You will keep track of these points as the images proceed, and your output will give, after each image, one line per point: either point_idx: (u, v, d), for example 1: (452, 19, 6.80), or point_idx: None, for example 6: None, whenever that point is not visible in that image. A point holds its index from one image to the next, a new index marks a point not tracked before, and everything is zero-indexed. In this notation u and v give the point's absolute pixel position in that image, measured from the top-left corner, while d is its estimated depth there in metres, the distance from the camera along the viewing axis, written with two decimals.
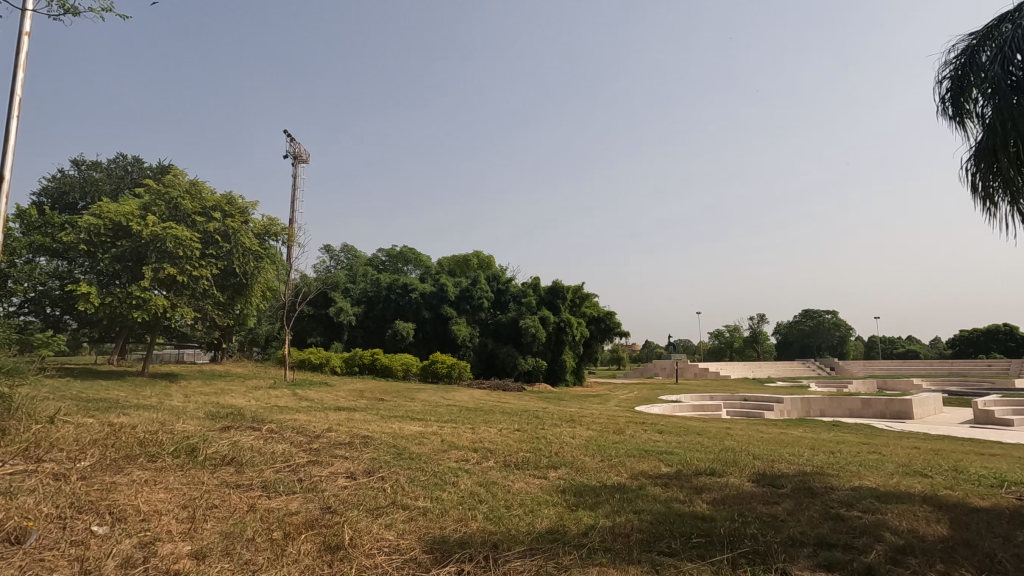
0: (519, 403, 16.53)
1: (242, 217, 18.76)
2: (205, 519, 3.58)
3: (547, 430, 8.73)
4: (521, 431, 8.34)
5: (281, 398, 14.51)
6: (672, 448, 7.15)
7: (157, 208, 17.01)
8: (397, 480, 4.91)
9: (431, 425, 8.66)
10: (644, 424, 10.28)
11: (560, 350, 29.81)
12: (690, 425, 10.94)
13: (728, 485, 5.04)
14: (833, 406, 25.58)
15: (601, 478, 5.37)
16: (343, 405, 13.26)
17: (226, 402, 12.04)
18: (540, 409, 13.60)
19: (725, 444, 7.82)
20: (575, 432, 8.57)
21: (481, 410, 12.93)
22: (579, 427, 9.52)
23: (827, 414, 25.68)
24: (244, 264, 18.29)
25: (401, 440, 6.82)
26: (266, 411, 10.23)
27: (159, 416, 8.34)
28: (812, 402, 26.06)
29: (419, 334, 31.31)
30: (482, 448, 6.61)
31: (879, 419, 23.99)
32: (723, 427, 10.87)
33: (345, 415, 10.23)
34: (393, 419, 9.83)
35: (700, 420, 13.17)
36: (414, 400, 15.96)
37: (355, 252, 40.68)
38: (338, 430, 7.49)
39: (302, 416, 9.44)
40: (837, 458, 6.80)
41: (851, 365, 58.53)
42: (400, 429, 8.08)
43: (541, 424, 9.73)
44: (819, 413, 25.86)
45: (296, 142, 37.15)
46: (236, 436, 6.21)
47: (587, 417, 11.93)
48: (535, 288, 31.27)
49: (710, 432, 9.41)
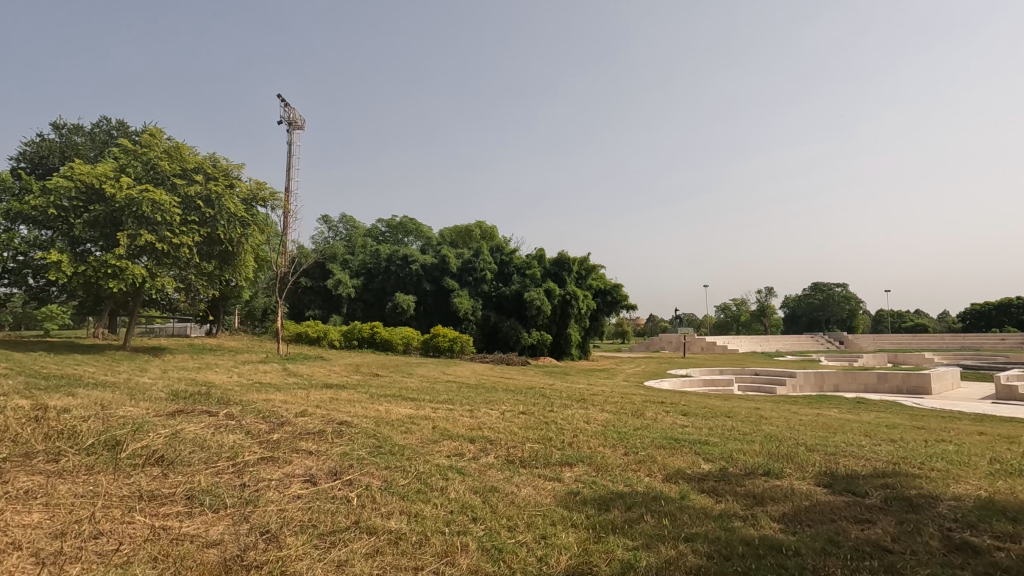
0: (523, 379, 15.49)
1: (226, 180, 17.48)
2: (72, 563, 2.47)
3: (555, 412, 7.63)
4: (527, 413, 7.25)
5: (268, 375, 13.49)
6: (707, 437, 6.02)
7: (133, 169, 15.74)
8: (368, 487, 3.80)
9: (423, 407, 7.57)
10: (664, 404, 9.18)
11: (565, 324, 28.71)
12: (713, 405, 9.88)
13: (794, 491, 3.91)
14: (848, 380, 24.58)
15: (629, 480, 4.25)
16: (333, 382, 12.22)
17: (204, 379, 11.02)
18: (546, 387, 12.54)
19: (764, 430, 6.71)
20: (587, 415, 7.47)
21: (482, 388, 11.88)
22: (591, 408, 8.45)
23: (841, 389, 24.73)
24: (230, 232, 17.11)
25: (383, 427, 5.72)
26: (243, 389, 9.19)
27: (111, 396, 7.26)
28: (826, 377, 25.05)
29: (420, 307, 30.29)
30: (480, 437, 5.51)
31: (897, 394, 23.02)
32: (750, 408, 9.79)
33: (329, 394, 9.17)
34: (382, 399, 8.77)
35: (718, 398, 12.17)
36: (412, 376, 14.96)
37: (354, 222, 39.39)
38: (312, 414, 6.40)
39: (279, 396, 8.37)
40: (907, 449, 5.68)
41: (861, 339, 57.48)
42: (387, 411, 7.00)
43: (548, 405, 8.64)
44: (833, 389, 24.89)
45: (291, 107, 35.54)
46: (181, 424, 5.10)
47: (598, 396, 10.86)
48: (540, 259, 30.04)
49: (739, 415, 8.31)
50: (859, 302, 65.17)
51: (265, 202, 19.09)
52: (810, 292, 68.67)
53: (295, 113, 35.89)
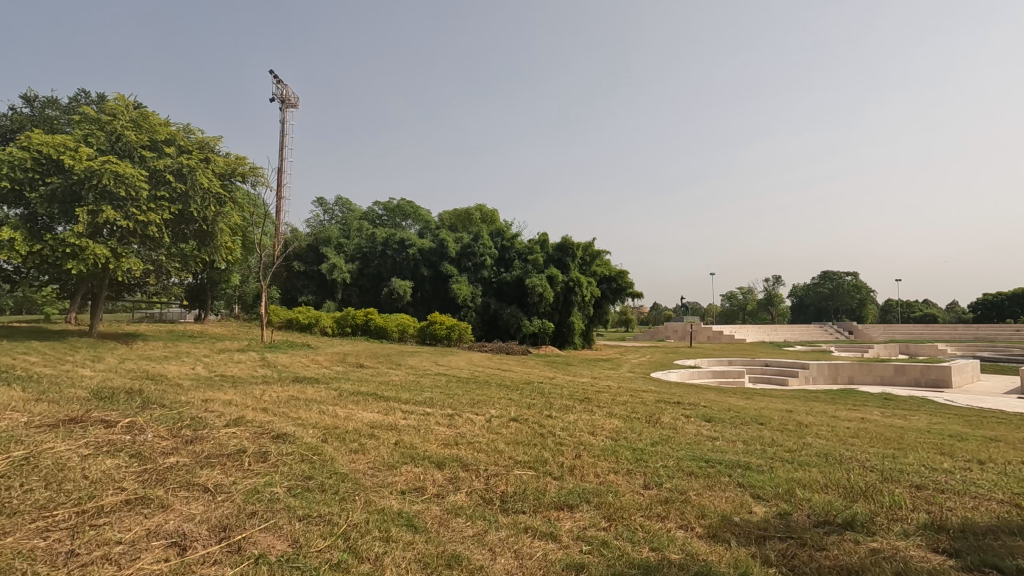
0: (522, 372, 14.17)
1: (201, 154, 16.17)
2: None
3: (553, 418, 6.27)
4: (518, 420, 5.90)
5: (238, 365, 12.18)
6: (747, 459, 4.69)
7: (96, 139, 14.40)
8: (260, 559, 2.48)
9: (393, 412, 6.22)
10: (683, 407, 7.83)
11: (568, 312, 27.34)
12: (738, 407, 8.55)
13: (913, 569, 2.56)
14: (864, 372, 23.25)
15: (657, 539, 2.91)
16: (306, 374, 10.90)
17: (159, 372, 9.73)
18: (545, 381, 11.20)
19: (814, 446, 5.37)
20: (593, 421, 6.14)
21: (473, 382, 10.58)
22: (597, 411, 7.09)
23: (856, 381, 23.44)
24: (205, 209, 15.80)
25: (328, 446, 4.38)
26: (192, 387, 7.87)
27: (9, 396, 5.91)
28: (840, 369, 23.70)
29: (417, 294, 28.93)
30: (452, 459, 4.17)
31: (917, 387, 21.67)
32: (780, 411, 8.45)
33: (291, 392, 7.84)
34: (351, 398, 7.43)
35: (736, 396, 10.85)
36: (400, 367, 13.60)
37: (350, 205, 37.89)
38: (246, 424, 5.06)
39: (226, 395, 7.03)
40: (1013, 478, 4.32)
41: (871, 329, 55.94)
42: (345, 419, 5.64)
43: (545, 405, 7.32)
44: (848, 381, 23.53)
45: (283, 84, 33.98)
46: (46, 446, 3.76)
47: (605, 394, 9.53)
48: (542, 243, 28.68)
49: (773, 421, 6.97)
50: (869, 291, 63.45)
51: (246, 180, 17.77)
52: (819, 281, 67.00)
53: (287, 91, 34.41)
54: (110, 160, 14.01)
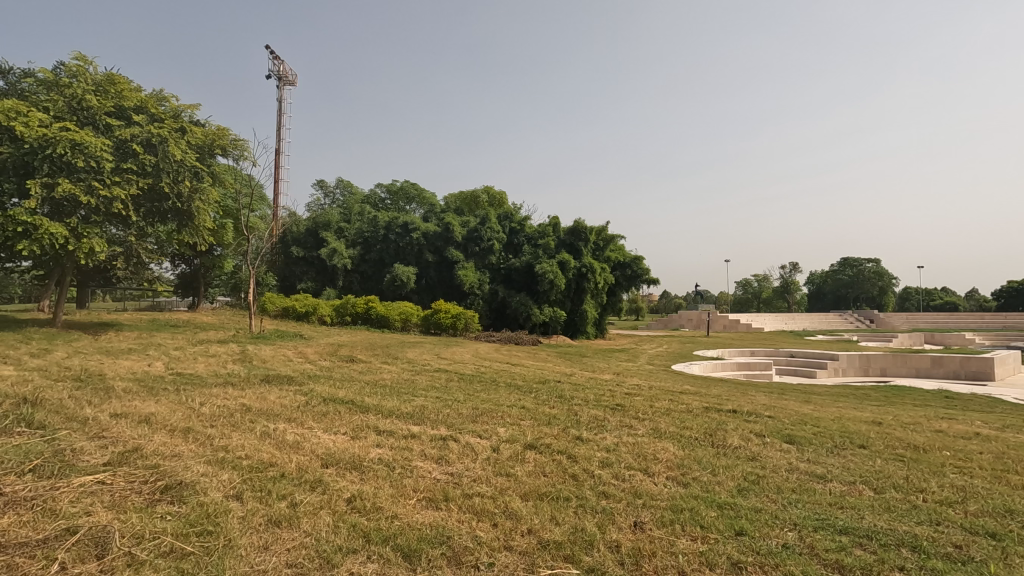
0: (535, 367, 12.41)
1: (175, 123, 14.49)
2: None
3: (584, 443, 4.51)
4: (535, 450, 4.15)
5: (208, 360, 10.55)
6: (906, 529, 2.95)
7: (52, 104, 12.72)
8: None
9: (363, 434, 4.49)
10: (746, 421, 6.04)
11: (581, 300, 25.61)
12: (810, 417, 6.73)
13: None
14: (898, 364, 21.34)
15: None
16: (281, 373, 9.20)
17: (102, 371, 8.09)
18: (564, 380, 9.42)
19: (978, 495, 3.61)
20: (641, 448, 4.39)
21: (478, 382, 8.84)
22: (639, 429, 5.33)
23: (891, 374, 21.57)
24: (179, 184, 14.12)
25: (235, 512, 2.69)
26: (120, 393, 6.19)
27: None
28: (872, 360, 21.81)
29: (421, 281, 27.25)
30: (434, 544, 2.46)
31: (956, 380, 19.78)
32: (864, 422, 6.62)
33: (243, 399, 6.13)
34: (317, 409, 5.70)
35: (790, 399, 9.02)
36: (395, 361, 11.88)
37: (352, 188, 36.17)
38: (132, 464, 3.37)
39: (153, 407, 5.32)
40: None
41: (893, 318, 53.64)
42: (288, 449, 3.90)
43: (570, 419, 5.57)
44: (880, 372, 21.63)
45: (280, 60, 32.16)
46: None
47: (639, 398, 7.76)
48: (553, 227, 26.92)
49: (875, 442, 5.18)
50: (891, 279, 60.88)
51: (228, 153, 16.09)
52: (838, 268, 64.53)
53: (285, 68, 32.62)
54: (67, 127, 12.36)
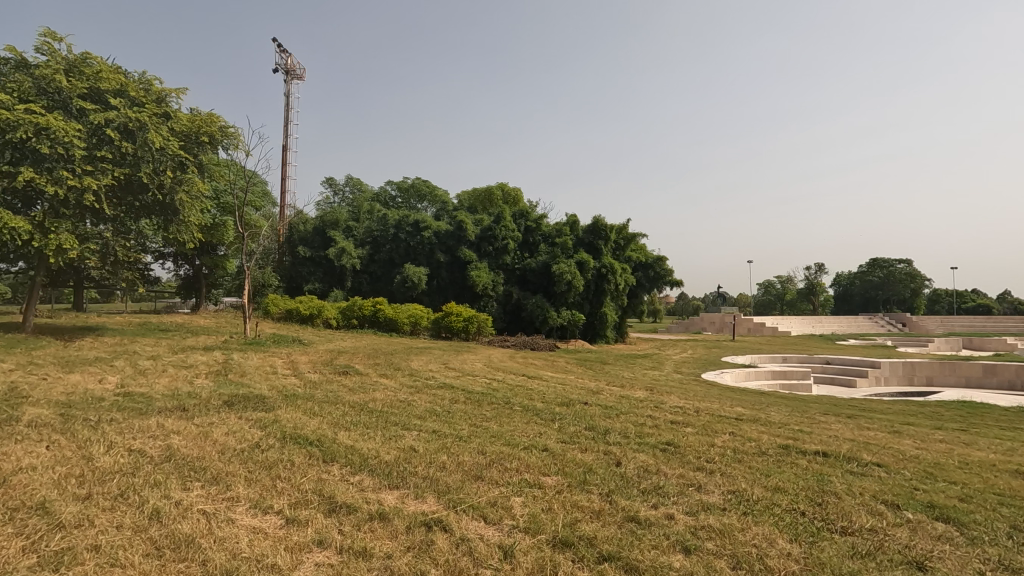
0: (554, 381, 10.77)
1: (157, 108, 13.14)
2: None
3: (642, 534, 2.90)
4: (568, 559, 2.55)
5: (177, 374, 9.10)
6: None
7: (18, 85, 11.46)
8: None
9: (306, 515, 2.94)
10: (851, 475, 4.37)
11: (600, 302, 23.93)
12: (928, 463, 5.02)
13: None
14: (945, 372, 19.04)
15: None
16: (253, 392, 7.67)
17: (31, 391, 6.62)
18: (591, 403, 7.77)
19: None
20: (733, 546, 2.79)
21: (488, 405, 7.22)
22: (713, 496, 3.69)
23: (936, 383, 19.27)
24: (160, 175, 12.80)
25: None
26: (16, 429, 4.69)
27: None
28: (916, 367, 19.54)
29: (432, 282, 25.71)
30: None
31: (1013, 391, 17.52)
32: (1005, 472, 4.89)
33: (169, 440, 4.58)
34: (262, 457, 4.14)
35: (872, 428, 7.28)
36: (395, 375, 10.33)
37: (361, 186, 34.87)
38: None
39: (29, 458, 3.79)
40: None
41: (926, 321, 50.99)
42: (158, 563, 2.35)
43: (611, 476, 3.97)
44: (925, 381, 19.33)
45: (287, 53, 30.91)
46: None
47: (690, 431, 6.10)
48: (572, 225, 25.32)
49: None
50: (923, 281, 58.07)
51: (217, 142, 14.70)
52: (867, 269, 61.65)
53: (291, 61, 31.34)
54: (33, 109, 11.07)
